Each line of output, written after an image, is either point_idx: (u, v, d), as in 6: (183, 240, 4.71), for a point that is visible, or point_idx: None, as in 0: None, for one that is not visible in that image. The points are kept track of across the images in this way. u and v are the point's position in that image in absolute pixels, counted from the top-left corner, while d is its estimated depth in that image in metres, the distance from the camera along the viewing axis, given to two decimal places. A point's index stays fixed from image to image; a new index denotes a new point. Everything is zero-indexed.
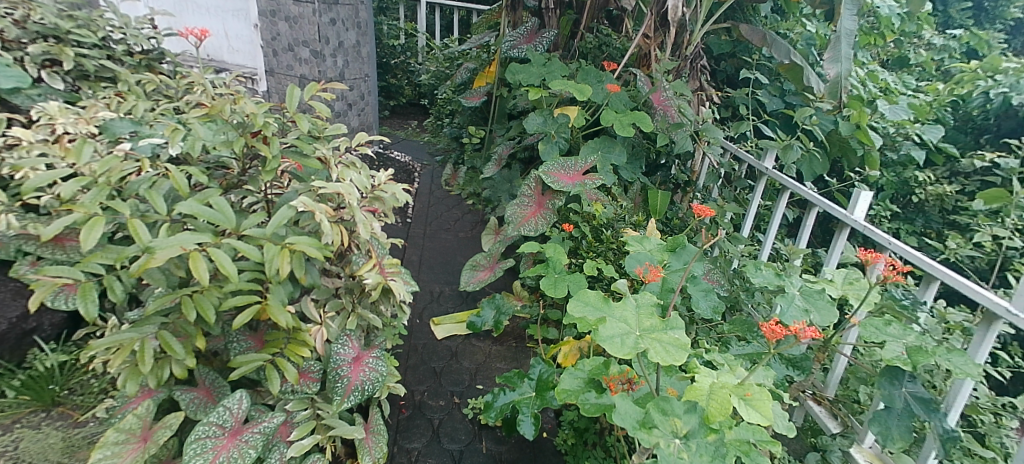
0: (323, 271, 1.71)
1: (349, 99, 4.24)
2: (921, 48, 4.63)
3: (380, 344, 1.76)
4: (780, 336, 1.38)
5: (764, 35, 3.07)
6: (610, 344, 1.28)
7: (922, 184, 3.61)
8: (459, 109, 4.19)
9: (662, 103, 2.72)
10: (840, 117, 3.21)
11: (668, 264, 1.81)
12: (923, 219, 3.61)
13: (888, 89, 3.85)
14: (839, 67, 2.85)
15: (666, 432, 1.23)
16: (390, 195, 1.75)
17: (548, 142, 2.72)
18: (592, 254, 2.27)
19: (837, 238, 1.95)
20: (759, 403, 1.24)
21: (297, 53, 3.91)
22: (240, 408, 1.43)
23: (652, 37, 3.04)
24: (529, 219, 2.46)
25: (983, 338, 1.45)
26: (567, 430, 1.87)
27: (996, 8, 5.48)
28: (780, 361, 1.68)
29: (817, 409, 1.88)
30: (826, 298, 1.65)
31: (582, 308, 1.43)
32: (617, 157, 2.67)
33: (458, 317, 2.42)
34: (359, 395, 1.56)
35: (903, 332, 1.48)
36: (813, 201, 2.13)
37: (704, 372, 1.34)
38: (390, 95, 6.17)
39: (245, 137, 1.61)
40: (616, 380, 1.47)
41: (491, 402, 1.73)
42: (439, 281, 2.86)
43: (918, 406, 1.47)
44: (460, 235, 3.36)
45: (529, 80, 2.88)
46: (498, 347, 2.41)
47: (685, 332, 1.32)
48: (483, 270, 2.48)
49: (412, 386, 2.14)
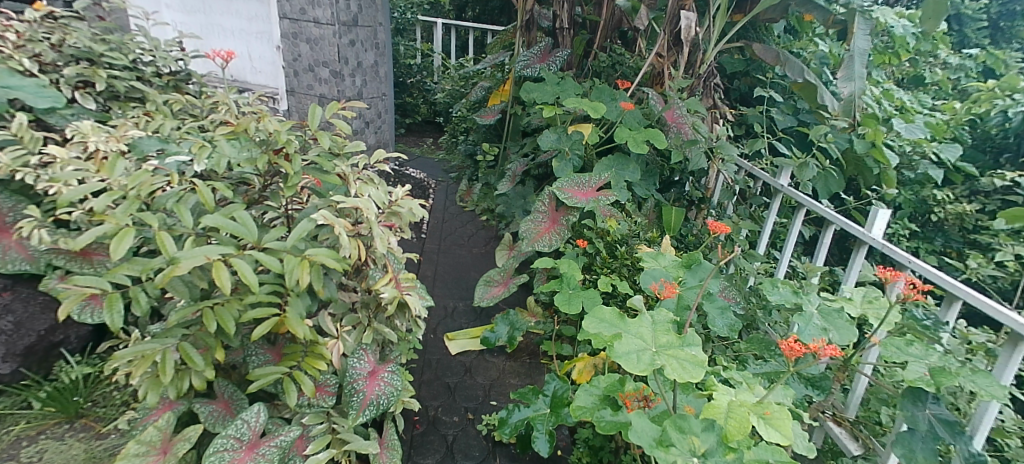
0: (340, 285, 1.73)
1: (366, 117, 4.32)
2: (936, 67, 4.62)
3: (395, 359, 1.77)
4: (799, 354, 1.37)
5: (778, 54, 3.07)
6: (627, 361, 1.27)
7: (940, 203, 3.58)
8: (473, 127, 4.25)
9: (675, 120, 2.74)
10: (855, 136, 3.22)
11: (684, 280, 1.82)
12: (942, 238, 3.60)
13: (904, 107, 3.84)
14: (853, 86, 2.84)
15: (684, 451, 1.19)
16: (408, 210, 1.78)
17: (563, 160, 2.74)
18: (606, 269, 2.30)
19: (855, 256, 1.95)
20: (779, 421, 1.23)
21: (317, 73, 4.01)
22: (257, 421, 1.45)
23: (665, 56, 3.07)
24: (543, 235, 2.46)
25: (1009, 360, 1.42)
26: (581, 447, 1.84)
27: (1012, 28, 5.49)
28: (798, 380, 1.66)
29: (837, 430, 1.84)
30: (845, 318, 1.63)
31: (597, 324, 1.42)
32: (631, 174, 2.68)
33: (473, 332, 2.51)
34: (374, 409, 1.58)
35: (925, 352, 1.45)
36: (830, 219, 2.12)
37: (723, 390, 1.34)
38: (406, 114, 6.28)
39: (268, 155, 1.67)
40: (632, 397, 1.46)
41: (506, 418, 1.72)
42: (453, 297, 2.87)
43: (942, 429, 1.44)
44: (474, 251, 3.37)
45: (543, 98, 2.91)
46: (512, 363, 2.39)
47: (702, 350, 1.31)
48: (497, 285, 2.47)
49: (426, 402, 2.14)
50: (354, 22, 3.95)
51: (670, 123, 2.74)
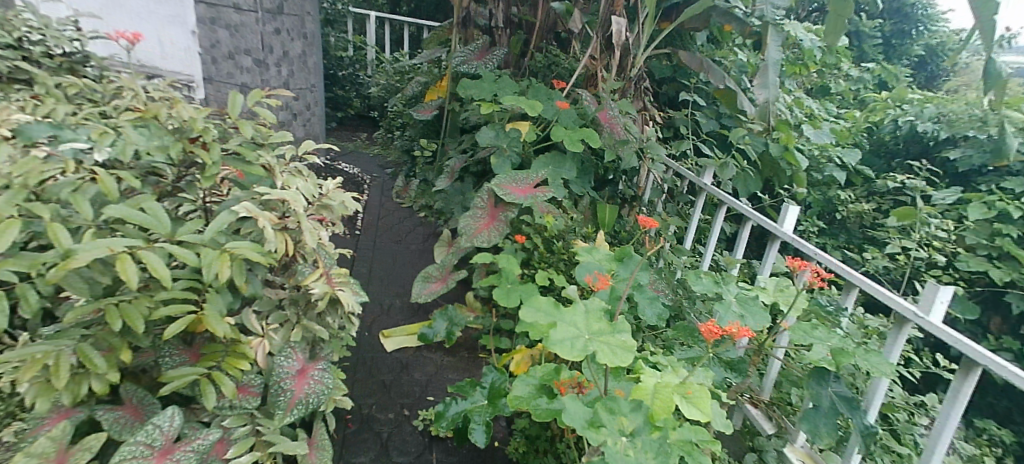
0: (267, 282, 1.71)
1: (293, 108, 4.31)
2: (840, 78, 5.05)
3: (325, 357, 1.74)
4: (717, 336, 1.48)
5: (702, 61, 3.27)
6: (561, 348, 1.33)
7: (844, 202, 3.94)
8: (409, 121, 4.25)
9: (608, 120, 2.86)
10: (771, 140, 3.47)
11: (616, 273, 1.92)
12: (845, 235, 3.97)
13: (813, 114, 4.19)
14: (767, 92, 3.05)
15: (614, 430, 1.28)
16: (339, 203, 1.78)
17: (501, 157, 2.78)
18: (544, 264, 2.42)
19: (769, 249, 2.12)
20: (699, 400, 1.31)
21: (238, 60, 3.93)
22: (172, 425, 1.39)
23: (598, 58, 3.23)
24: (482, 231, 2.48)
25: (895, 340, 1.60)
26: (519, 437, 1.89)
27: (902, 45, 6.11)
28: (719, 364, 1.78)
29: (754, 411, 1.99)
30: (759, 305, 1.78)
31: (534, 313, 1.47)
32: (567, 172, 2.80)
33: (410, 329, 2.50)
34: (303, 408, 1.55)
35: (827, 335, 1.62)
36: (746, 214, 2.29)
37: (649, 373, 1.42)
38: (337, 107, 6.13)
39: (183, 143, 1.67)
40: (567, 384, 1.55)
41: (442, 412, 1.70)
42: (388, 294, 2.85)
43: (841, 405, 1.61)
44: (411, 248, 3.35)
45: (480, 94, 2.93)
46: (450, 358, 2.42)
47: (631, 335, 1.40)
48: (435, 281, 2.47)
49: (360, 400, 2.12)
50: (278, 11, 3.97)
51: (603, 123, 2.86)
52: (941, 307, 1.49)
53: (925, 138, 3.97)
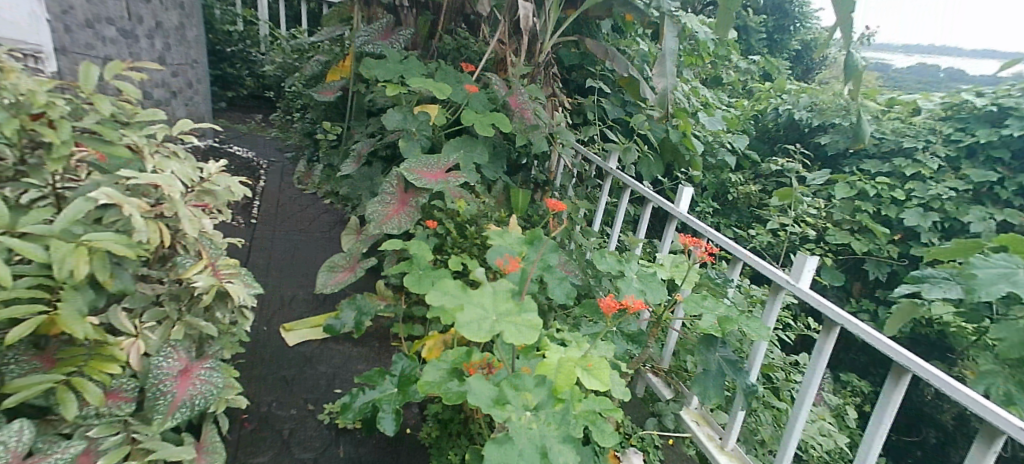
0: (140, 276, 1.56)
1: (172, 86, 3.99)
2: (731, 69, 5.41)
3: (214, 354, 1.63)
4: (613, 310, 1.58)
5: (606, 50, 3.37)
6: (468, 329, 1.34)
7: (734, 184, 4.28)
8: (310, 103, 4.06)
9: (519, 106, 2.90)
10: (670, 126, 3.65)
11: (526, 255, 1.95)
12: (736, 215, 4.32)
13: (707, 103, 4.33)
14: (666, 81, 3.19)
15: (518, 406, 1.30)
16: (224, 188, 1.70)
17: (410, 140, 2.73)
18: (458, 249, 2.37)
19: (667, 229, 2.25)
20: (599, 371, 1.39)
21: (99, 31, 3.42)
22: (20, 441, 1.23)
23: (507, 43, 3.25)
24: (392, 217, 2.45)
25: (771, 307, 1.77)
26: (432, 423, 1.86)
27: (782, 40, 6.64)
28: (622, 338, 1.87)
29: (654, 379, 2.18)
30: (657, 280, 1.89)
31: (440, 296, 1.47)
32: (478, 156, 2.80)
33: (314, 321, 2.39)
34: (187, 411, 1.44)
35: (715, 304, 1.74)
36: (646, 195, 2.42)
37: (554, 348, 1.47)
38: (228, 86, 5.75)
39: (21, 120, 1.44)
40: (477, 365, 1.53)
41: (349, 403, 1.61)
42: (290, 285, 2.69)
43: (727, 368, 1.76)
44: (315, 236, 3.20)
45: (386, 75, 2.84)
46: (359, 348, 2.33)
47: (537, 314, 1.44)
48: (342, 270, 2.35)
49: (259, 397, 1.98)
50: None
51: (514, 108, 2.89)
52: (808, 275, 1.66)
53: (801, 124, 4.44)
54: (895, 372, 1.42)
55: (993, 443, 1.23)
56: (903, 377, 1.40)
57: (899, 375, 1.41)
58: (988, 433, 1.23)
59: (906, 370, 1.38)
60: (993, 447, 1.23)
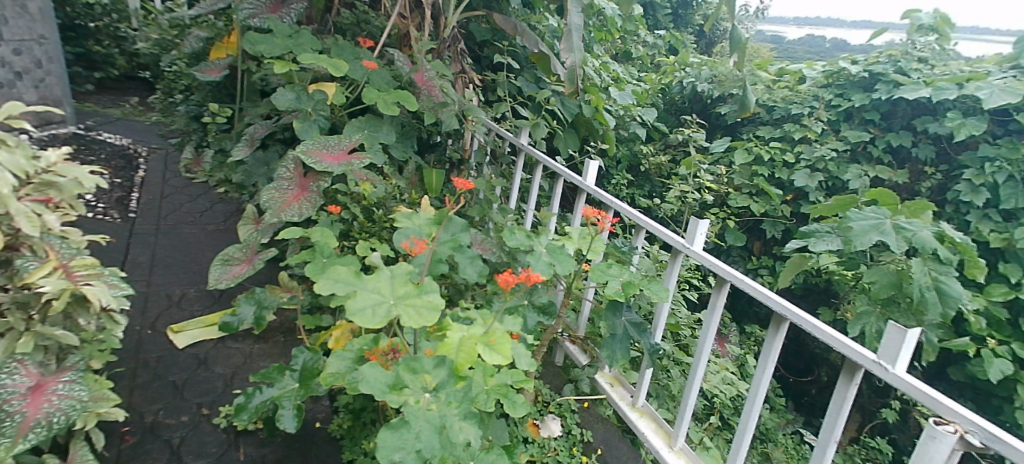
0: None
1: (18, 66, 3.56)
2: (639, 44, 5.55)
3: (76, 365, 1.46)
4: (512, 284, 1.54)
5: (516, 25, 3.35)
6: (361, 317, 1.29)
7: (646, 156, 4.44)
8: (194, 83, 3.74)
9: (425, 83, 2.81)
10: (582, 102, 3.70)
11: (435, 237, 1.90)
12: (649, 185, 4.51)
13: (618, 78, 4.49)
14: (574, 56, 3.23)
15: (417, 389, 1.26)
16: (71, 180, 1.59)
17: (306, 121, 2.55)
18: (365, 234, 2.37)
19: (577, 202, 2.31)
20: (501, 345, 1.37)
21: None
22: None
23: (408, 17, 3.15)
24: (291, 205, 2.28)
25: (671, 269, 1.86)
26: (343, 415, 1.82)
27: (687, 15, 6.90)
28: (533, 311, 1.89)
29: (571, 347, 2.31)
30: (566, 253, 1.91)
31: (332, 284, 1.40)
32: (385, 136, 2.72)
33: (207, 320, 2.22)
34: (42, 432, 1.26)
35: (619, 271, 1.79)
36: (555, 170, 2.45)
37: (456, 328, 1.43)
38: (93, 66, 5.42)
39: None
40: (381, 351, 1.46)
41: (244, 404, 1.51)
42: (179, 283, 2.48)
43: (632, 330, 1.83)
44: (208, 228, 2.97)
45: (272, 52, 2.66)
46: (261, 345, 2.20)
47: (438, 294, 1.41)
48: (239, 264, 2.15)
49: (143, 407, 1.81)
50: None
51: (421, 86, 2.80)
52: (701, 237, 1.76)
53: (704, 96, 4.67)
54: (776, 321, 1.55)
55: (853, 375, 1.33)
56: (782, 324, 1.53)
57: (779, 323, 1.53)
58: (849, 366, 1.34)
59: (784, 318, 1.51)
60: (853, 378, 1.33)
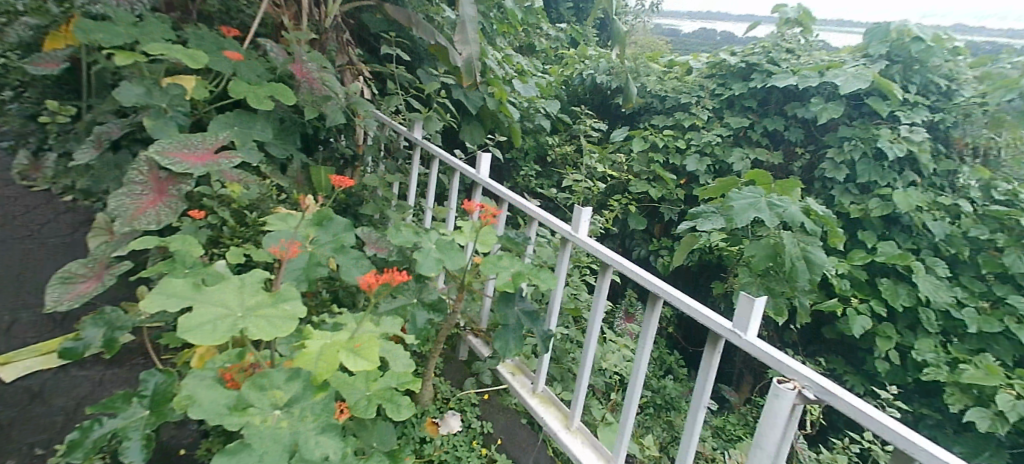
0: None
1: None
2: (542, 37, 5.60)
3: None
4: (375, 286, 1.60)
5: (410, 16, 3.24)
6: (197, 334, 1.17)
7: (552, 146, 4.54)
8: (29, 77, 3.28)
9: (305, 75, 2.63)
10: (485, 94, 3.73)
11: (314, 239, 1.82)
12: (555, 175, 4.58)
13: (522, 71, 4.38)
14: (469, 48, 3.19)
15: (264, 407, 1.19)
16: None
17: (161, 118, 2.32)
18: (238, 239, 2.21)
19: (474, 196, 2.32)
20: (366, 351, 1.30)
21: None
22: None
23: (282, 7, 2.98)
24: (147, 211, 2.06)
25: (562, 257, 1.92)
26: (214, 437, 1.66)
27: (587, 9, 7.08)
28: (423, 309, 1.84)
29: (474, 340, 2.30)
30: (455, 248, 1.88)
31: (162, 300, 1.26)
32: (261, 132, 2.55)
33: (43, 348, 1.93)
34: None
35: (510, 262, 1.77)
36: (452, 166, 2.44)
37: (319, 336, 1.39)
38: None
39: None
40: (235, 371, 1.35)
41: (79, 440, 1.32)
42: (9, 306, 2.17)
43: (525, 319, 1.85)
44: (49, 242, 2.63)
45: (113, 41, 2.38)
46: (113, 369, 1.97)
47: (298, 302, 1.34)
48: (85, 281, 1.92)
49: None
50: None
51: (300, 78, 2.61)
52: (585, 224, 1.81)
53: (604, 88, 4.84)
54: (651, 300, 1.62)
55: (716, 344, 1.42)
56: (656, 302, 1.59)
57: (654, 301, 1.60)
58: (711, 337, 1.43)
59: (658, 296, 1.58)
60: (716, 348, 1.42)
